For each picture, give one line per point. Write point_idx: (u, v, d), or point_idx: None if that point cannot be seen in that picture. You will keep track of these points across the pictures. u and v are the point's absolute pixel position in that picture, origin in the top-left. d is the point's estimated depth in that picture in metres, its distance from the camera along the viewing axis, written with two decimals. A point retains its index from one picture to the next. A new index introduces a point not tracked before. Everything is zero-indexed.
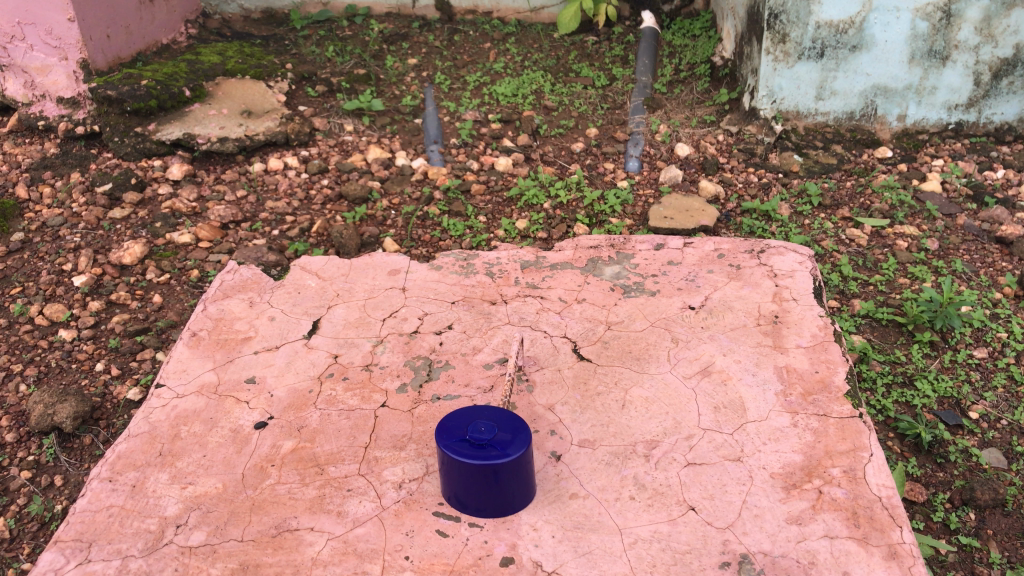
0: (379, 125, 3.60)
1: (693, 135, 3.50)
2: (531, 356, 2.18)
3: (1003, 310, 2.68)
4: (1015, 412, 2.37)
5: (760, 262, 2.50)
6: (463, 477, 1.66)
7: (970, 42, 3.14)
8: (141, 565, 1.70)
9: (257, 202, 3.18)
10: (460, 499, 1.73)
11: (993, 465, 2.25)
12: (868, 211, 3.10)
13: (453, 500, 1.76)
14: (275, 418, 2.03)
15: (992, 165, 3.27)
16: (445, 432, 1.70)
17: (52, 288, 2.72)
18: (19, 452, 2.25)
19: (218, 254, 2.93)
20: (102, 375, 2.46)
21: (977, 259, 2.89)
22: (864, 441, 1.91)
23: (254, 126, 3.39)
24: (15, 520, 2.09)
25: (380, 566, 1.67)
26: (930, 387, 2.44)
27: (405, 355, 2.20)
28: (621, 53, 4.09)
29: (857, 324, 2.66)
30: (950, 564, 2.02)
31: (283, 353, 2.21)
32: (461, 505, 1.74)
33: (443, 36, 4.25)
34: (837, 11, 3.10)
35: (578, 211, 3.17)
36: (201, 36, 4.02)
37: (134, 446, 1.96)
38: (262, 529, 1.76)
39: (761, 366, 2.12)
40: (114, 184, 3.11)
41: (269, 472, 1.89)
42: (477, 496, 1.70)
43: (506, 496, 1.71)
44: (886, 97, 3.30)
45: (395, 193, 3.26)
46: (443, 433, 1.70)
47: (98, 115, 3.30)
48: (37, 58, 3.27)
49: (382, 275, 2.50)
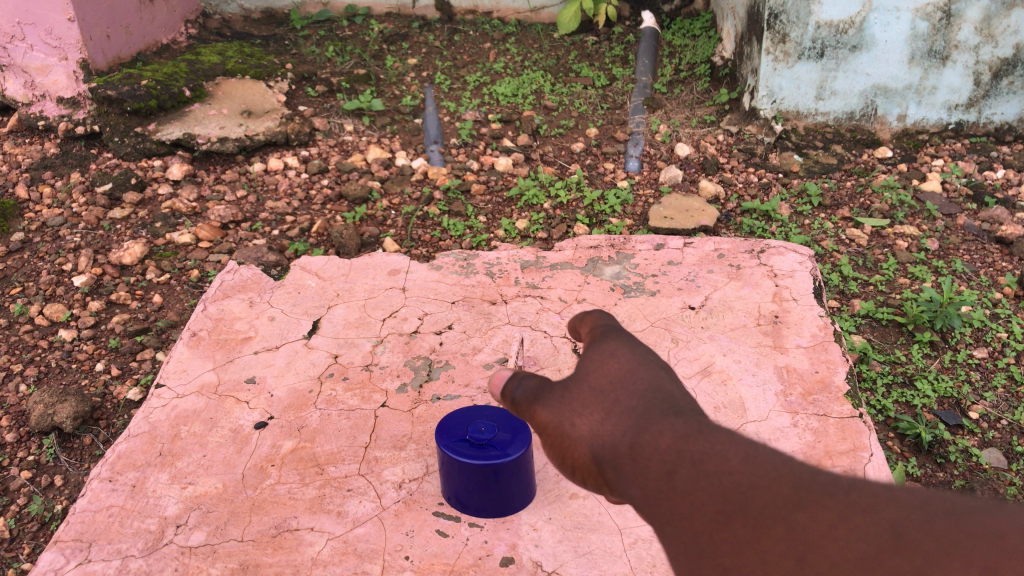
0: (379, 125, 3.60)
1: (693, 135, 3.50)
2: (531, 356, 2.17)
3: (1003, 310, 2.68)
4: (1015, 412, 2.37)
5: (760, 262, 2.50)
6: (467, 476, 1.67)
7: (969, 42, 3.14)
8: (141, 565, 1.70)
9: (257, 202, 3.18)
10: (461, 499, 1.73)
11: (994, 465, 2.24)
12: (868, 211, 3.10)
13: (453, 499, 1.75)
14: (275, 418, 2.03)
15: (992, 165, 3.26)
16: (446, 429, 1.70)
17: (52, 288, 2.72)
18: (19, 452, 2.25)
19: (217, 254, 2.93)
20: (102, 375, 2.46)
21: (977, 259, 2.89)
22: (864, 441, 1.92)
23: (254, 126, 3.39)
24: (15, 520, 2.09)
25: (380, 566, 1.67)
26: (931, 387, 2.44)
27: (405, 355, 2.20)
28: (621, 53, 4.09)
29: (857, 324, 2.66)
30: None
31: (283, 353, 2.21)
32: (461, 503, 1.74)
33: (443, 36, 4.26)
34: (837, 11, 3.10)
35: (578, 211, 3.16)
36: (201, 36, 4.02)
37: (134, 446, 1.96)
38: (262, 529, 1.76)
39: (761, 366, 2.12)
40: (114, 184, 3.11)
41: (269, 472, 1.89)
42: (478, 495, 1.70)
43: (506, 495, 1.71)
44: (886, 97, 3.30)
45: (395, 193, 3.26)
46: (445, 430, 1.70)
47: (98, 115, 3.30)
48: (37, 58, 3.27)
49: (382, 275, 2.50)
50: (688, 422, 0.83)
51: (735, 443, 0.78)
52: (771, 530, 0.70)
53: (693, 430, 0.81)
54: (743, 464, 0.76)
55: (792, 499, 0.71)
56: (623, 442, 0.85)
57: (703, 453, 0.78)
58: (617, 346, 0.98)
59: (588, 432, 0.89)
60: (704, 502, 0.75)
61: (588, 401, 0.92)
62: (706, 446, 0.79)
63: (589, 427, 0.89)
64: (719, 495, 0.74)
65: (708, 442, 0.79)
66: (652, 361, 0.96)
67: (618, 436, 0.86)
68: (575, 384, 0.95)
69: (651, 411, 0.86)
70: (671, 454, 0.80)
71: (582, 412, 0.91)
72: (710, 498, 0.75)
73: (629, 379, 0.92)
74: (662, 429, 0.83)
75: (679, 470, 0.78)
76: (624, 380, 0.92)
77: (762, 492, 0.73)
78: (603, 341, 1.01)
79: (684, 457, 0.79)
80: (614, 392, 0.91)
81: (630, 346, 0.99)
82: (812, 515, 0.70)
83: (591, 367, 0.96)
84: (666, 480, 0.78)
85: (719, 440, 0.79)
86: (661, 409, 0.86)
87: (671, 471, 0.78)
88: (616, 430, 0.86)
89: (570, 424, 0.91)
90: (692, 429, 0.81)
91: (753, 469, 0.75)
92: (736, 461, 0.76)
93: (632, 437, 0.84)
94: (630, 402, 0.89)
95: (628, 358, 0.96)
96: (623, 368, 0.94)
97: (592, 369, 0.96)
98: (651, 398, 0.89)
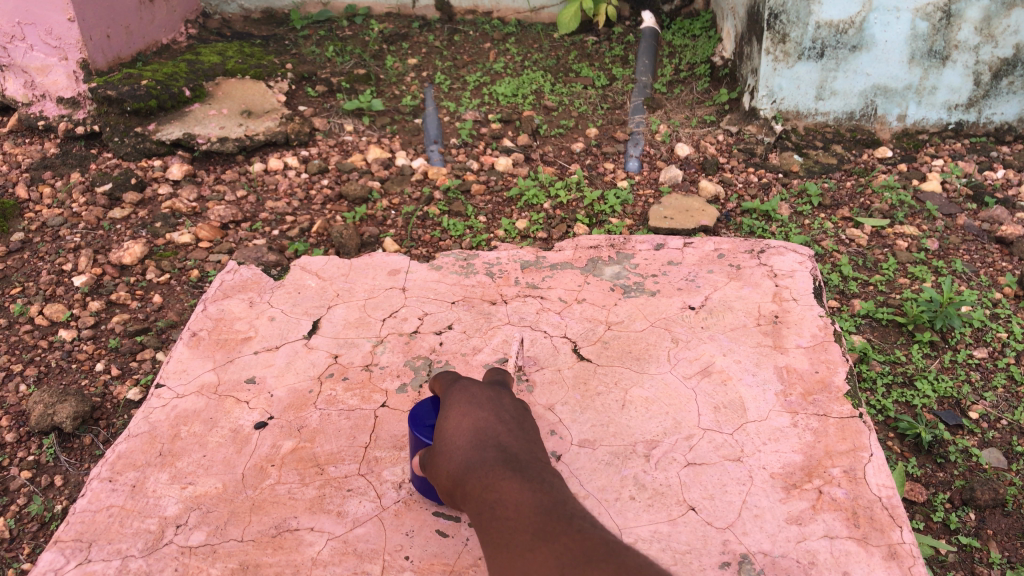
0: (379, 125, 3.60)
1: (693, 135, 3.50)
2: (530, 356, 2.18)
3: (1003, 310, 2.68)
4: (1015, 412, 2.37)
5: (760, 262, 2.50)
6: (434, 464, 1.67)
7: (970, 42, 3.14)
8: (141, 565, 1.70)
9: (257, 202, 3.18)
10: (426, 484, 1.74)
11: (993, 465, 2.25)
12: (868, 211, 3.10)
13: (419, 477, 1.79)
14: (275, 418, 2.03)
15: (992, 165, 3.26)
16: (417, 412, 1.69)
17: (52, 288, 2.72)
18: (19, 452, 2.25)
19: (217, 254, 2.93)
20: (102, 375, 2.46)
21: (977, 259, 2.89)
22: (864, 441, 1.92)
23: (254, 126, 3.40)
24: (15, 520, 2.09)
25: (380, 566, 1.68)
26: (931, 387, 2.44)
27: (405, 355, 2.20)
28: (621, 53, 4.09)
29: (857, 324, 2.66)
30: (950, 564, 2.02)
31: (283, 354, 2.21)
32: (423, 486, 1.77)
33: (443, 36, 4.25)
34: (837, 11, 3.10)
35: (578, 211, 3.16)
36: (201, 36, 4.02)
37: (134, 446, 1.96)
38: (263, 529, 1.76)
39: (761, 366, 2.12)
40: (113, 184, 3.11)
41: (269, 472, 1.89)
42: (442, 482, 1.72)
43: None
44: (886, 97, 3.30)
45: (395, 193, 3.26)
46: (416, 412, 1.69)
47: (98, 115, 3.29)
48: (37, 58, 3.27)
49: (382, 275, 2.50)
50: (488, 473, 1.22)
51: (514, 494, 1.16)
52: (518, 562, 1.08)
53: (487, 483, 1.20)
54: (512, 511, 1.14)
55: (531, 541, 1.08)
56: (455, 490, 1.27)
57: (492, 501, 1.17)
58: (458, 403, 1.40)
59: (439, 478, 1.31)
60: (492, 540, 1.14)
61: (439, 453, 1.34)
62: (493, 494, 1.18)
63: (439, 474, 1.32)
64: (496, 534, 1.13)
65: (494, 492, 1.18)
66: (477, 410, 1.37)
67: (452, 483, 1.28)
68: (437, 439, 1.38)
69: (469, 462, 1.26)
70: (476, 501, 1.20)
71: (437, 462, 1.34)
72: (493, 534, 1.14)
73: (459, 433, 1.33)
74: (471, 482, 1.23)
75: (481, 514, 1.18)
76: (454, 436, 1.33)
77: (518, 533, 1.11)
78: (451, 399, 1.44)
79: (484, 502, 1.18)
80: (448, 446, 1.32)
81: (468, 399, 1.40)
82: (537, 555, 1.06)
83: (444, 425, 1.38)
84: (477, 523, 1.18)
85: (503, 491, 1.17)
86: (476, 459, 1.26)
87: (477, 513, 1.19)
88: (451, 481, 1.28)
89: (433, 473, 1.35)
90: (488, 478, 1.21)
91: (518, 515, 1.13)
92: (510, 510, 1.14)
93: (458, 485, 1.26)
94: (458, 453, 1.29)
95: (463, 412, 1.37)
96: (457, 423, 1.36)
97: (442, 430, 1.37)
98: (471, 449, 1.28)
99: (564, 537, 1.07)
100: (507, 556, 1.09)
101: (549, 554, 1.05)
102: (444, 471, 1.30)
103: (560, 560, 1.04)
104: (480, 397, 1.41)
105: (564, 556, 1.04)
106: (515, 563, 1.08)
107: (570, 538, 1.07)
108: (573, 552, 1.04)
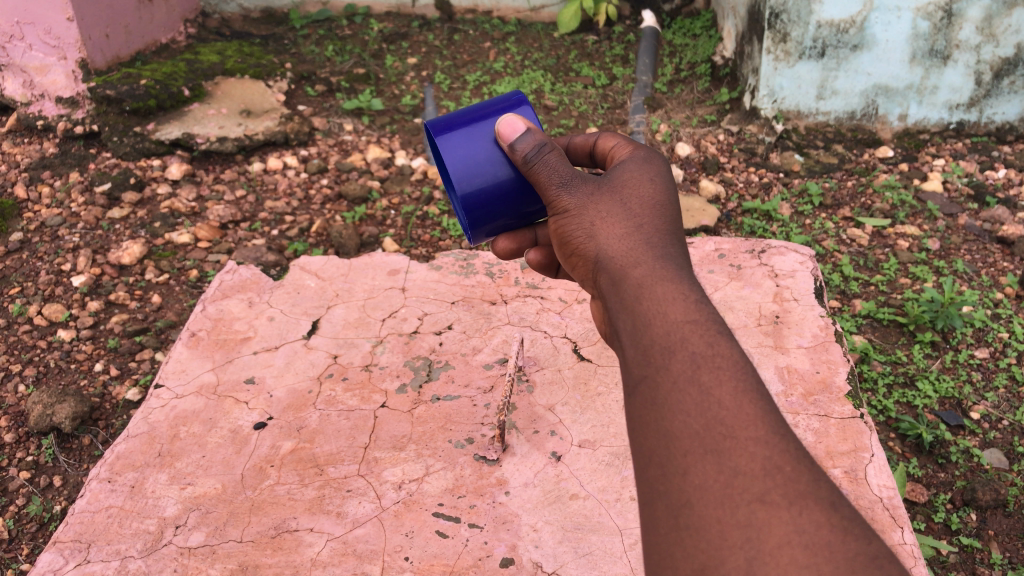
0: (379, 125, 3.60)
1: (693, 135, 3.49)
2: (531, 356, 2.17)
3: (1004, 310, 2.67)
4: (1016, 413, 2.36)
5: (760, 262, 2.49)
6: (517, 172, 1.45)
7: (970, 42, 3.12)
8: (140, 565, 1.69)
9: (256, 202, 3.18)
10: (472, 178, 1.44)
11: (994, 465, 2.24)
12: (868, 211, 3.09)
13: (444, 162, 1.47)
14: (275, 418, 2.02)
15: (993, 165, 3.25)
16: (528, 108, 1.51)
17: (51, 288, 2.71)
18: (18, 452, 2.25)
19: (217, 254, 2.93)
20: (102, 375, 2.46)
21: (978, 259, 2.89)
22: (864, 441, 1.92)
23: (254, 126, 3.39)
24: (15, 520, 2.10)
25: (380, 566, 1.67)
26: (931, 387, 2.44)
27: (405, 355, 2.20)
28: (621, 53, 4.08)
29: (857, 324, 2.65)
30: (951, 564, 2.02)
31: (283, 353, 2.21)
32: (453, 170, 1.44)
33: (443, 36, 4.24)
34: (837, 11, 3.09)
35: None
36: (201, 36, 4.01)
37: (133, 446, 1.96)
38: (262, 529, 1.76)
39: (761, 366, 2.11)
40: (113, 184, 3.10)
41: (268, 473, 1.89)
42: (469, 159, 1.45)
43: (501, 228, 1.53)
44: (887, 97, 3.28)
45: (395, 193, 3.25)
46: (524, 108, 1.51)
47: (97, 115, 3.28)
48: (37, 58, 3.24)
49: (382, 275, 2.48)
50: (694, 300, 0.97)
51: (734, 374, 0.89)
52: (737, 507, 0.81)
53: (694, 318, 0.94)
54: (733, 401, 0.86)
55: (761, 490, 0.81)
56: (631, 278, 1.04)
57: (701, 354, 0.90)
58: (650, 173, 1.21)
59: (603, 242, 1.12)
60: (681, 424, 0.87)
61: (614, 217, 1.14)
62: (699, 338, 0.92)
63: (606, 241, 1.12)
64: (697, 418, 0.86)
65: (706, 344, 0.91)
66: (659, 207, 1.15)
67: (628, 263, 1.06)
68: (607, 188, 1.20)
69: (665, 260, 1.05)
70: (666, 322, 0.95)
71: (603, 221, 1.15)
72: (689, 417, 0.87)
73: (638, 221, 1.12)
74: (657, 288, 1.00)
75: (671, 359, 0.91)
76: (630, 227, 1.12)
77: (743, 453, 0.83)
78: (634, 177, 1.20)
79: (683, 346, 0.92)
80: (622, 232, 1.11)
81: (663, 177, 1.20)
82: (772, 514, 0.79)
83: (625, 182, 1.20)
84: (656, 364, 0.92)
85: (721, 354, 0.90)
86: (675, 264, 1.04)
87: (663, 351, 0.92)
88: (629, 262, 1.06)
89: (587, 229, 1.16)
90: (695, 306, 0.96)
91: (741, 411, 0.85)
92: (727, 395, 0.87)
93: (640, 275, 1.03)
94: (649, 233, 1.10)
95: (656, 189, 1.18)
96: (645, 201, 1.15)
97: (619, 204, 1.16)
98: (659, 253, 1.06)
99: (816, 508, 0.80)
100: (717, 480, 0.82)
101: (790, 529, 0.79)
102: (619, 240, 1.11)
103: (812, 558, 0.77)
104: (663, 187, 1.18)
105: (819, 550, 0.77)
106: (731, 507, 0.81)
107: (825, 515, 0.80)
108: (834, 552, 0.77)
